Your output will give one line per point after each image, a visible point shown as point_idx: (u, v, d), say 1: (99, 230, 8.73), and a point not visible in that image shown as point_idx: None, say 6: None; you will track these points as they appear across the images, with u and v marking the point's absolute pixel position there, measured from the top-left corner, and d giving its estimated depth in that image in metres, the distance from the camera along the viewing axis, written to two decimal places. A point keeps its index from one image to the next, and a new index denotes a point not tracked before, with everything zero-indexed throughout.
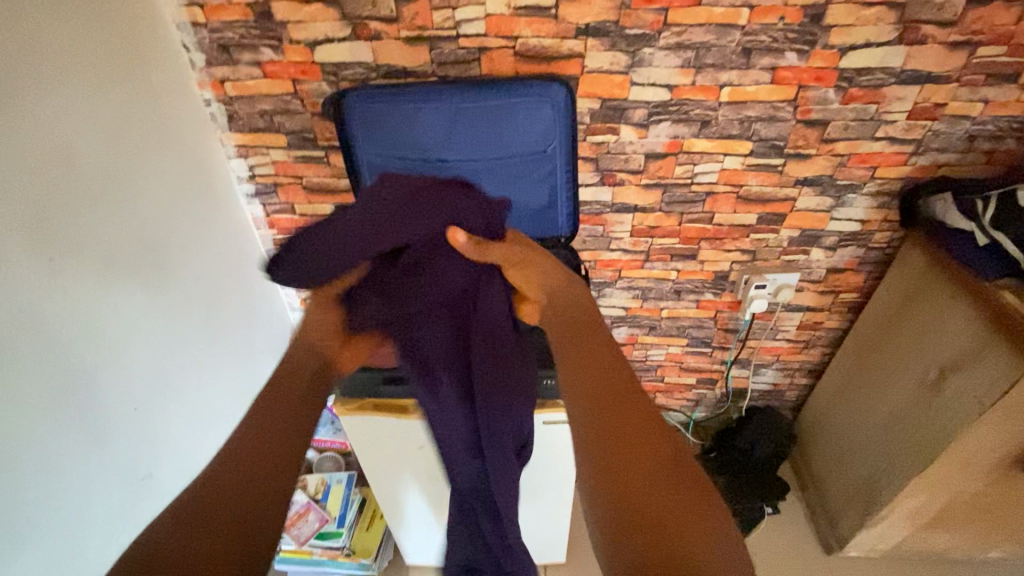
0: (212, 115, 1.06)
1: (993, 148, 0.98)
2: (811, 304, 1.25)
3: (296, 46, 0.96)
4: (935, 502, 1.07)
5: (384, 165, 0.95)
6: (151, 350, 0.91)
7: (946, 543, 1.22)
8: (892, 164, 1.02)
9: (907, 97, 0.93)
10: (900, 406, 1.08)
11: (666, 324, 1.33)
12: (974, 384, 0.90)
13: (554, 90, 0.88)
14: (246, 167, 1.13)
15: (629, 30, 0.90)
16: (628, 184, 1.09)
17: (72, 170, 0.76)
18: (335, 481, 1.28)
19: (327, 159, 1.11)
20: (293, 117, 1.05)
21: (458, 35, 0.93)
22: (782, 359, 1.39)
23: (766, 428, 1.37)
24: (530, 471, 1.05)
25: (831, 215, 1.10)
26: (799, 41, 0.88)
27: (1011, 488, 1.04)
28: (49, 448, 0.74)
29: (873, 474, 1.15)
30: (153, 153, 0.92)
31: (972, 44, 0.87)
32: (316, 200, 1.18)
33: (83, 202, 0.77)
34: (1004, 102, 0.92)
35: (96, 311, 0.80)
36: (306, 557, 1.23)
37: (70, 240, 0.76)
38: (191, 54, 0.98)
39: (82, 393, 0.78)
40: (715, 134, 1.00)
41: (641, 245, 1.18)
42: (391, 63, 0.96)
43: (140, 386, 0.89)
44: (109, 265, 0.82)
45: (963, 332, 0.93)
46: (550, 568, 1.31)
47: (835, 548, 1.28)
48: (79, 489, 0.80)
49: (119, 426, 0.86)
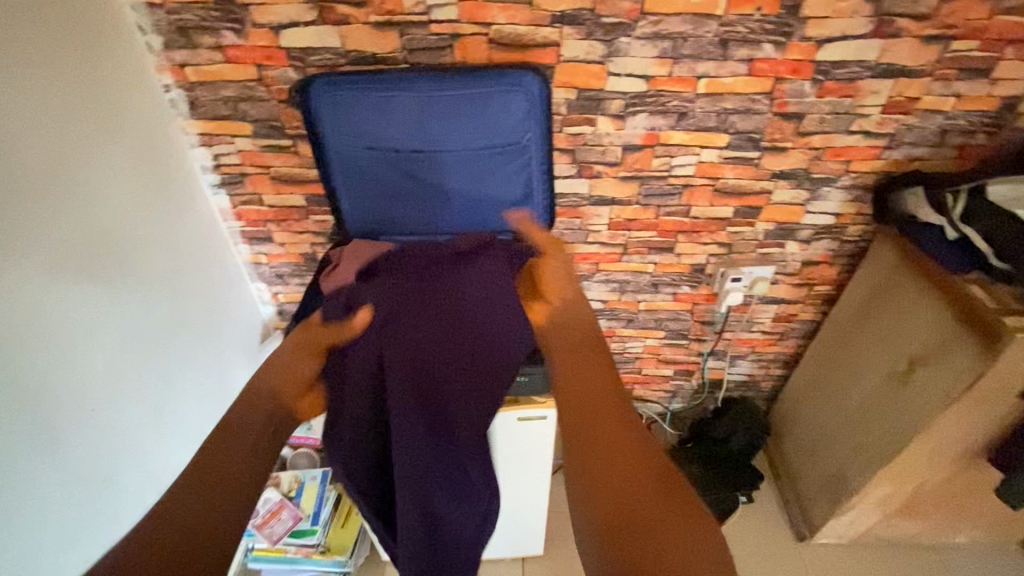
0: (172, 101, 1.01)
1: (964, 142, 0.99)
2: (785, 297, 1.26)
3: (260, 30, 0.92)
4: (903, 491, 1.09)
5: (353, 155, 0.92)
6: (111, 349, 0.88)
7: (913, 529, 1.25)
8: (866, 158, 1.02)
9: (881, 91, 0.93)
10: (869, 397, 1.10)
11: (643, 317, 1.33)
12: (940, 375, 0.92)
13: (527, 79, 0.86)
14: (210, 156, 1.09)
15: (606, 18, 0.88)
16: (605, 176, 1.07)
17: (18, 160, 0.71)
18: (310, 477, 1.26)
19: (295, 148, 1.07)
20: (258, 104, 1.01)
21: (430, 21, 0.90)
22: (757, 351, 1.40)
23: (740, 418, 1.40)
24: (508, 466, 1.05)
25: (806, 208, 1.10)
26: (776, 32, 0.87)
27: (975, 476, 1.07)
28: (2, 453, 0.70)
29: (844, 464, 1.17)
30: (107, 142, 0.87)
31: (945, 38, 0.87)
32: (286, 191, 1.14)
33: (32, 193, 0.73)
34: (976, 96, 0.93)
35: (48, 307, 0.76)
36: (280, 555, 1.20)
37: (17, 234, 0.71)
38: (147, 37, 0.93)
39: (33, 392, 0.74)
40: (692, 126, 0.99)
41: (619, 237, 1.17)
42: (360, 49, 0.93)
43: (100, 386, 0.86)
44: (61, 260, 0.78)
45: (928, 324, 0.95)
46: (529, 561, 1.30)
47: (807, 536, 1.30)
48: (36, 495, 0.76)
49: (78, 429, 0.82)
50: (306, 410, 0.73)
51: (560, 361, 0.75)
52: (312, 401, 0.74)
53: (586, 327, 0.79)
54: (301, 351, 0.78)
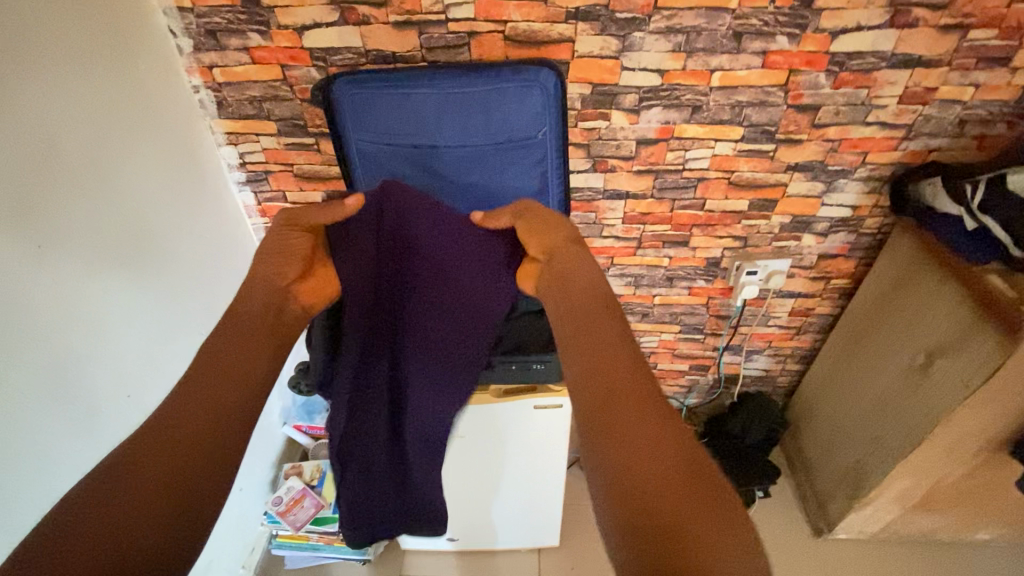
0: (201, 102, 1.05)
1: (983, 132, 0.98)
2: (803, 291, 1.26)
3: (284, 31, 0.95)
4: (922, 485, 1.08)
5: (373, 152, 0.95)
6: (145, 336, 0.92)
7: (934, 525, 1.24)
8: (884, 150, 1.02)
9: (898, 82, 0.93)
10: (890, 391, 1.09)
11: (658, 311, 1.33)
12: (960, 366, 0.91)
13: (543, 75, 0.88)
14: (236, 155, 1.12)
15: (620, 14, 0.89)
16: (620, 170, 1.08)
17: (58, 156, 0.75)
18: (331, 468, 1.30)
19: (318, 146, 1.10)
20: (283, 103, 1.04)
21: (448, 19, 0.92)
22: (774, 345, 1.39)
23: (758, 412, 1.38)
24: (526, 457, 1.07)
25: (823, 200, 1.10)
26: (790, 24, 0.88)
27: (997, 470, 1.05)
28: (47, 432, 0.76)
29: (862, 459, 1.16)
30: (140, 141, 0.91)
31: (963, 27, 0.86)
32: (308, 187, 1.17)
33: (70, 189, 0.77)
34: (995, 86, 0.92)
35: (85, 301, 0.80)
36: (303, 542, 1.25)
37: (61, 227, 0.76)
38: (178, 40, 0.97)
39: (71, 377, 0.79)
40: (706, 119, 1.00)
41: (634, 231, 1.18)
42: (380, 49, 0.96)
43: (132, 373, 0.90)
44: (98, 257, 0.82)
45: (951, 316, 0.94)
46: (545, 553, 1.32)
47: (825, 531, 1.30)
48: (73, 473, 0.81)
49: (112, 414, 0.86)
50: (303, 298, 0.69)
51: (568, 346, 0.53)
52: (307, 286, 0.69)
53: (600, 288, 0.58)
54: (288, 231, 0.68)
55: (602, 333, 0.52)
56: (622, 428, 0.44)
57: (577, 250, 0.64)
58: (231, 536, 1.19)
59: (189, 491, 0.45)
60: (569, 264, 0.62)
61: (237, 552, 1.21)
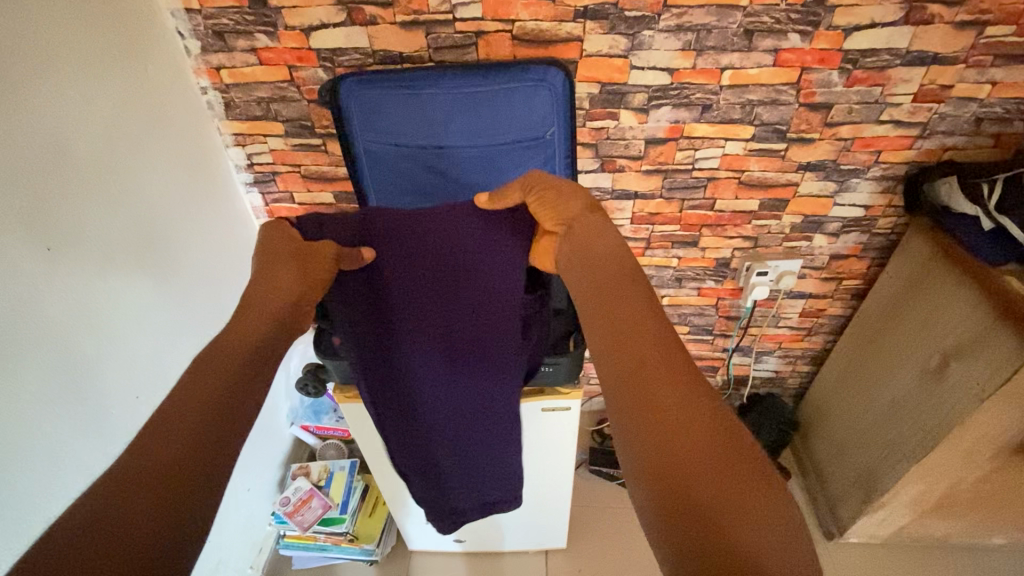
0: (209, 103, 1.05)
1: (1000, 130, 0.96)
2: (814, 291, 1.24)
3: (291, 32, 0.95)
4: (937, 489, 1.06)
5: (380, 153, 0.95)
6: (153, 339, 0.92)
7: (947, 530, 1.22)
8: (897, 149, 1.00)
9: (912, 79, 0.91)
10: (902, 394, 1.07)
11: (667, 312, 1.32)
12: (975, 370, 0.89)
13: (551, 74, 0.87)
14: (244, 156, 1.13)
15: (629, 12, 0.88)
16: (628, 170, 1.07)
17: (66, 158, 0.76)
18: (339, 467, 1.30)
19: (325, 147, 1.10)
20: (290, 104, 1.04)
21: (455, 19, 0.91)
22: (784, 346, 1.38)
23: (767, 414, 1.38)
24: (534, 459, 1.06)
25: (835, 200, 1.08)
26: (802, 22, 0.87)
27: (1012, 475, 1.04)
28: (55, 433, 0.76)
29: (874, 463, 1.14)
30: (148, 144, 0.91)
31: (979, 24, 0.85)
32: (315, 188, 1.17)
33: (79, 190, 0.77)
34: (1013, 83, 0.90)
35: (94, 301, 0.80)
36: (311, 542, 1.25)
37: (70, 229, 0.76)
38: (186, 41, 0.97)
39: (81, 378, 0.79)
40: (716, 118, 0.99)
41: (642, 232, 1.17)
42: (387, 49, 0.95)
43: (141, 375, 0.90)
44: (108, 258, 0.82)
45: (965, 317, 0.93)
46: (552, 555, 1.32)
47: (836, 535, 1.28)
48: (81, 474, 0.81)
49: (119, 416, 0.86)
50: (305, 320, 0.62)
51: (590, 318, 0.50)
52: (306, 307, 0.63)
53: (620, 254, 0.53)
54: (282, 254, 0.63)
55: (625, 301, 0.48)
56: (653, 404, 0.40)
57: (602, 222, 0.58)
58: (239, 536, 1.19)
59: (206, 476, 0.40)
60: (588, 238, 0.57)
61: (246, 552, 1.22)
